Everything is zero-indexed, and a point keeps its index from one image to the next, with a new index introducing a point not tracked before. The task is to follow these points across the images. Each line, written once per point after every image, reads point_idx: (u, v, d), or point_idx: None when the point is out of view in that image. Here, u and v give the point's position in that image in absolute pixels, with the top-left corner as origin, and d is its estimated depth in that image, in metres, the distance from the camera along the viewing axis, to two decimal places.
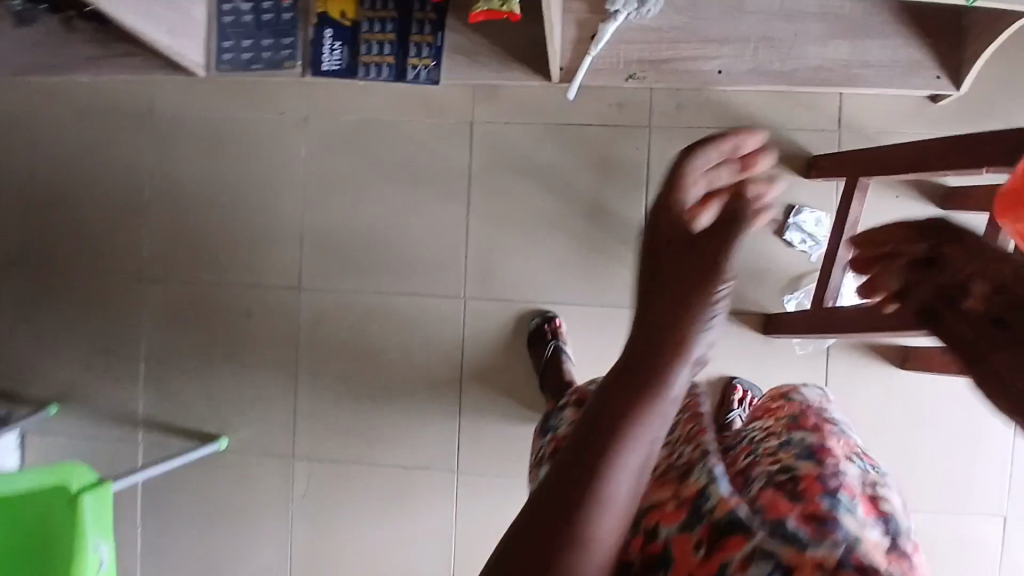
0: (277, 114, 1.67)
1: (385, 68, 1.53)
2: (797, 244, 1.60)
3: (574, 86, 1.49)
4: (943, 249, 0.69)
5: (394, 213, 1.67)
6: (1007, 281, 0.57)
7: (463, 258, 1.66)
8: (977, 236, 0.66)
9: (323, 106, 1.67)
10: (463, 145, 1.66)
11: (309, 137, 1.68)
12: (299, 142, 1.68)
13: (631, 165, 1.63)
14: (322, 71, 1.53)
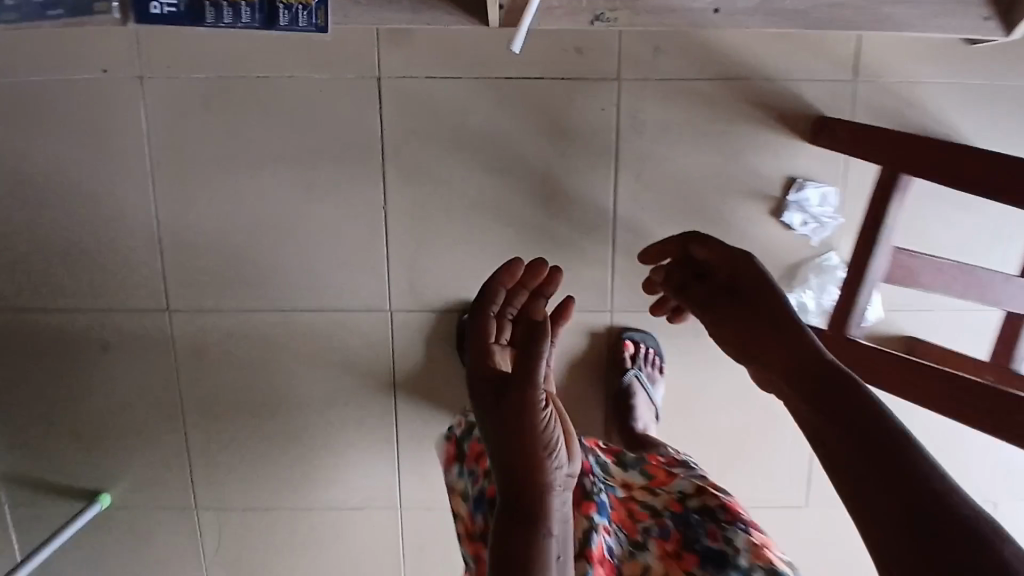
0: (108, 77, 1.23)
1: (245, 9, 1.08)
2: (799, 228, 1.31)
3: (519, 35, 1.07)
4: (691, 246, 1.03)
5: (290, 205, 1.28)
6: (736, 277, 0.95)
7: (384, 259, 1.31)
8: (704, 239, 1.01)
9: (177, 60, 1.23)
10: (373, 109, 1.25)
11: (162, 104, 1.24)
12: (147, 115, 1.24)
13: (594, 131, 1.27)
14: (151, 17, 1.07)
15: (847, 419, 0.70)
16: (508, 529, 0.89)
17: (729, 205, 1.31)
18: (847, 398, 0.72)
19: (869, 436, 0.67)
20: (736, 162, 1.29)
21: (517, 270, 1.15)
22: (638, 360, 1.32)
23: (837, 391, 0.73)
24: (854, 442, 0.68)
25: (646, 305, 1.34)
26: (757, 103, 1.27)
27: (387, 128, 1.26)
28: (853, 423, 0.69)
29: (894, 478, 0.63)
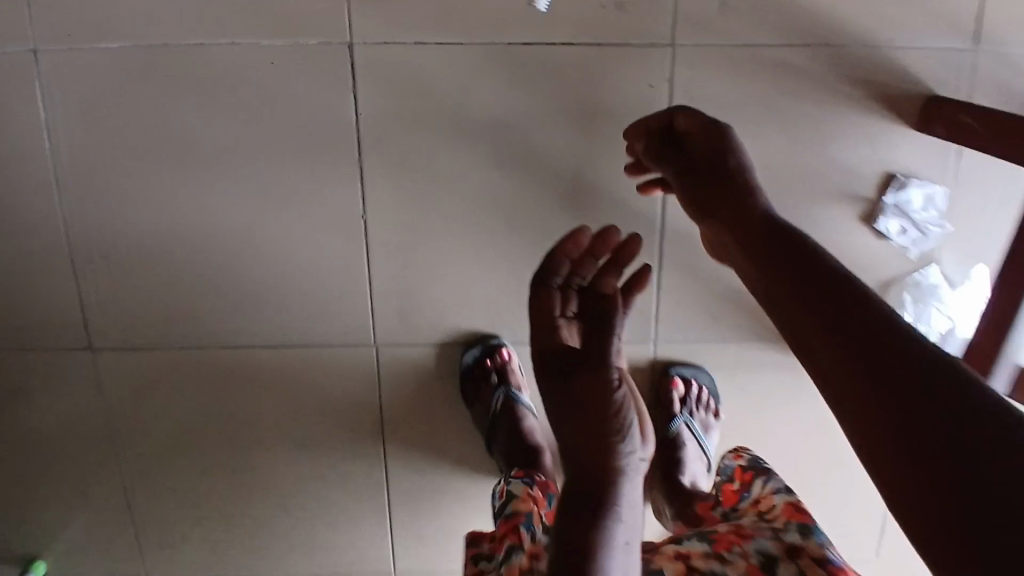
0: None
1: None
2: (894, 238, 1.04)
3: None
4: (680, 124, 0.81)
5: (243, 214, 0.99)
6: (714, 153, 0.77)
7: (366, 282, 1.02)
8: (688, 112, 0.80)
9: (82, 23, 0.92)
10: (346, 86, 0.94)
11: (68, 83, 0.94)
12: (49, 96, 0.94)
13: (637, 114, 0.96)
14: None
15: (846, 335, 0.54)
16: (568, 521, 0.69)
17: (808, 209, 1.02)
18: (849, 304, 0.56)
19: (875, 348, 0.52)
20: (821, 155, 1.00)
21: (585, 238, 0.82)
22: (690, 401, 1.06)
23: (833, 300, 0.58)
24: (854, 354, 0.53)
25: (699, 333, 1.07)
26: (850, 75, 0.97)
27: (366, 112, 0.95)
28: (857, 333, 0.54)
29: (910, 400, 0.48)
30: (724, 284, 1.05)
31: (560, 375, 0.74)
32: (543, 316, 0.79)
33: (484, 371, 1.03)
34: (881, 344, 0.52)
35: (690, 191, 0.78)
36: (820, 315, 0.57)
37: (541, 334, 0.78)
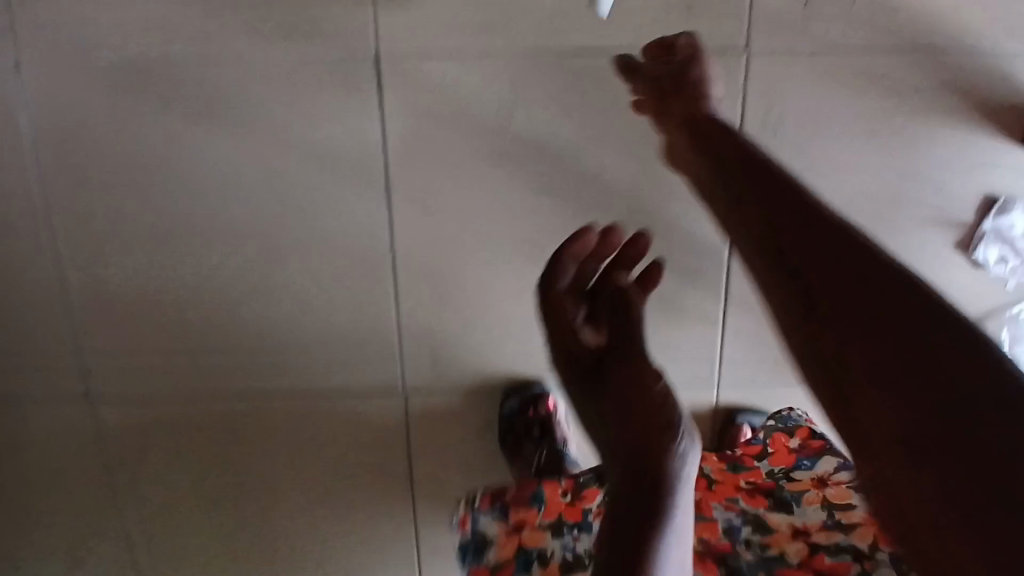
0: None
1: None
2: (994, 268, 0.91)
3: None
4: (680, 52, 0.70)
5: (256, 248, 0.87)
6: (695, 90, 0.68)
7: (394, 322, 0.90)
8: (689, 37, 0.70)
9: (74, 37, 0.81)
10: (373, 104, 0.83)
11: (58, 106, 0.82)
12: (35, 119, 0.83)
13: None
14: None
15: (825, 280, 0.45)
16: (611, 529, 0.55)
17: (895, 237, 0.90)
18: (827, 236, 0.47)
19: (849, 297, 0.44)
20: (912, 175, 0.88)
21: (594, 235, 0.73)
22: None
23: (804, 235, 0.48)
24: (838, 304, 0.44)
25: (769, 375, 0.95)
26: (948, 83, 0.85)
27: (395, 133, 0.83)
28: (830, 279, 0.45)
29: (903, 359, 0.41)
30: None
31: (588, 379, 0.61)
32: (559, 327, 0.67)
33: (527, 423, 0.91)
34: (863, 289, 0.44)
35: (676, 113, 0.68)
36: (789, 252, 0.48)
37: (559, 344, 0.66)
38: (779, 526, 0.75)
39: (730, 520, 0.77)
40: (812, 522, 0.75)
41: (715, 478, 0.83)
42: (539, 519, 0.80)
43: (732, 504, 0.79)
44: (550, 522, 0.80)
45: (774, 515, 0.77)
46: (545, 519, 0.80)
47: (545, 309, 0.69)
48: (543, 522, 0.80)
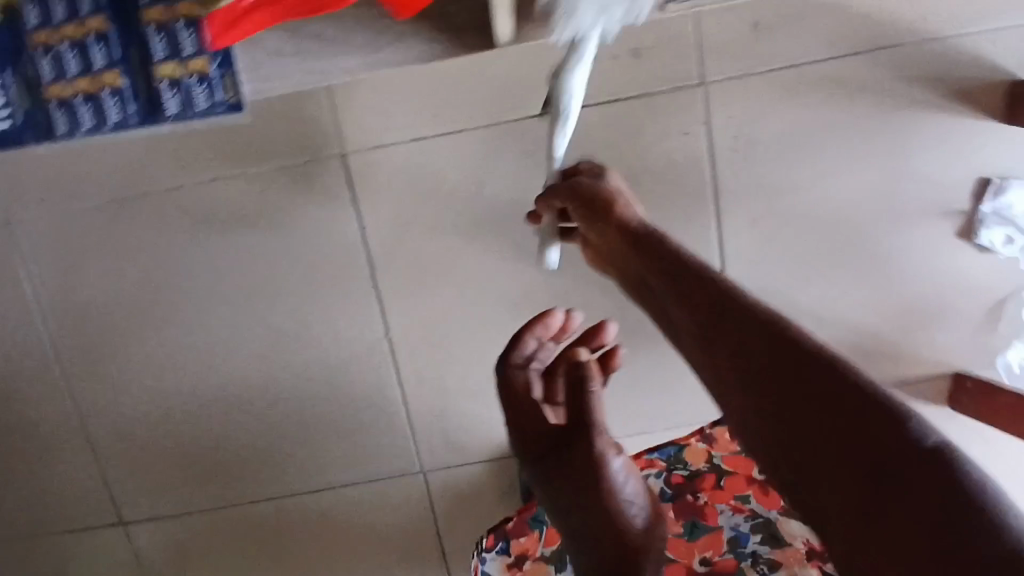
0: None
1: (122, 100, 0.74)
2: (1003, 250, 0.86)
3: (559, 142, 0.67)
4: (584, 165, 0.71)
5: (259, 354, 0.89)
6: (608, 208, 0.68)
7: (400, 404, 0.90)
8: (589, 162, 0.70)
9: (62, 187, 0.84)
10: (347, 198, 0.84)
11: (56, 253, 0.86)
12: (33, 271, 0.87)
13: (677, 168, 0.84)
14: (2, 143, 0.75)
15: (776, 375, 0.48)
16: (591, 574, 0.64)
17: (892, 235, 0.87)
18: (777, 332, 0.49)
19: (789, 387, 0.47)
20: (895, 171, 0.85)
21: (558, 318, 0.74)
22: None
23: (753, 334, 0.50)
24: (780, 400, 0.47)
25: None
26: (914, 76, 0.82)
27: (369, 223, 0.85)
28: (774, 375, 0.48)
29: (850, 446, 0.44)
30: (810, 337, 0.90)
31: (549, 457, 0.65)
32: (520, 404, 0.70)
33: None
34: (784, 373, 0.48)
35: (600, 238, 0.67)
36: (732, 352, 0.50)
37: (521, 416, 0.70)
38: (793, 542, 0.79)
39: (738, 527, 0.80)
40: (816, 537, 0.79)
41: (726, 468, 0.81)
42: (541, 548, 0.80)
43: (744, 504, 0.80)
44: (552, 552, 0.80)
45: (784, 522, 0.79)
46: (547, 550, 0.80)
47: (506, 382, 0.71)
48: (545, 553, 0.80)
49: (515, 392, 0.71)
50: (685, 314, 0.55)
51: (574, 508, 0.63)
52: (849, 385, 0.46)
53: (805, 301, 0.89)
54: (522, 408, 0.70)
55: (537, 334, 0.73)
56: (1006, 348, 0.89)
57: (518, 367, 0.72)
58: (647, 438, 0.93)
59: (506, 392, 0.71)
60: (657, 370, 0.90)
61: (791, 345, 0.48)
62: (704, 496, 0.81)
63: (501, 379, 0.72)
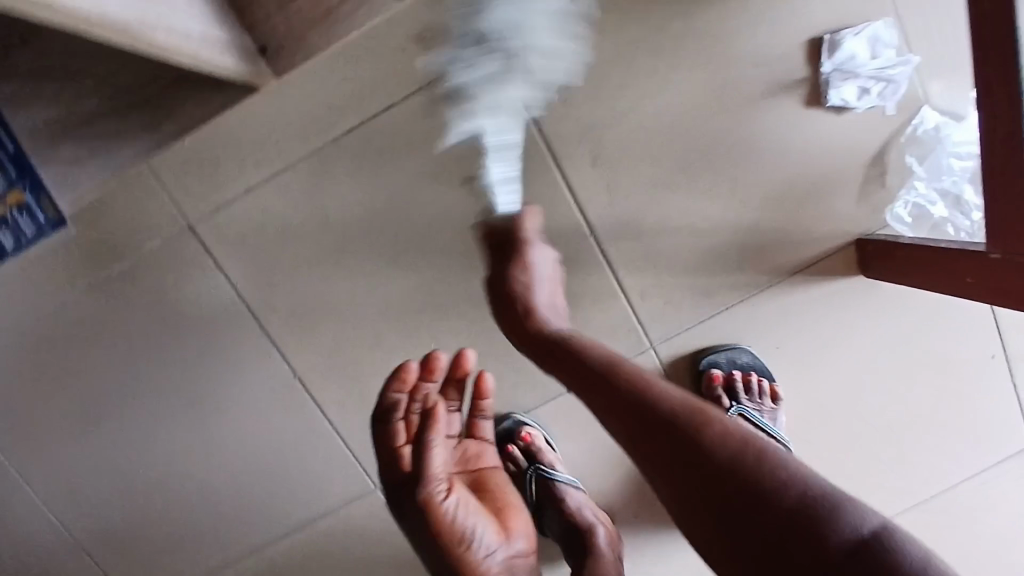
0: None
1: None
2: (860, 103, 0.82)
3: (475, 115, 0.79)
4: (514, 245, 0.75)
5: (191, 425, 0.94)
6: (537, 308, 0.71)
7: (333, 434, 0.95)
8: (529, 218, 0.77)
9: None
10: (210, 266, 0.87)
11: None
12: None
13: (500, 137, 0.83)
14: None
15: (708, 495, 0.50)
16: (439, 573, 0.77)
17: (740, 124, 0.83)
18: (701, 446, 0.52)
19: (726, 489, 0.50)
20: (720, 62, 0.81)
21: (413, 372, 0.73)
22: (738, 391, 0.92)
23: (682, 442, 0.53)
24: (717, 513, 0.50)
25: (694, 315, 0.91)
26: None
27: (240, 282, 0.88)
28: (713, 483, 0.50)
29: (792, 546, 0.45)
30: (693, 252, 0.88)
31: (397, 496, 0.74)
32: (385, 453, 0.74)
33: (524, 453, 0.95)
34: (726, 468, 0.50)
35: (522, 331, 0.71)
36: (673, 455, 0.53)
37: (383, 460, 0.74)
38: None
39: None
40: None
41: None
42: None
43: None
44: None
45: None
46: None
47: (377, 432, 0.74)
48: None
49: (381, 441, 0.74)
50: (629, 434, 0.57)
51: (417, 531, 0.74)
52: (779, 488, 0.48)
53: (676, 219, 0.86)
54: (385, 458, 0.74)
55: (404, 389, 0.74)
56: (893, 201, 0.86)
57: (388, 417, 0.73)
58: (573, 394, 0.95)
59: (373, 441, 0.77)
60: None
61: (728, 462, 0.51)
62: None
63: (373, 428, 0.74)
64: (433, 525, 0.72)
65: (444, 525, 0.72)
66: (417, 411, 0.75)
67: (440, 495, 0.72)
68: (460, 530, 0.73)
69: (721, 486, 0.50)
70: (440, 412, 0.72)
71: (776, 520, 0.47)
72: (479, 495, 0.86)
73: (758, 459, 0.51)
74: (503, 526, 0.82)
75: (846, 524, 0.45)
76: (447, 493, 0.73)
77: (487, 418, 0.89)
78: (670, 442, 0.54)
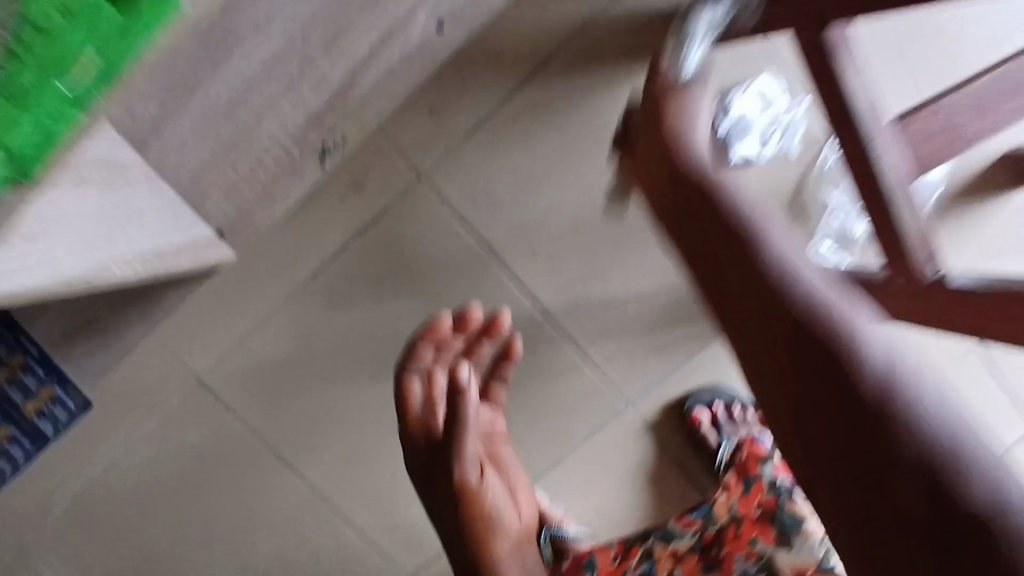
0: None
1: (13, 446, 0.93)
2: (761, 154, 0.87)
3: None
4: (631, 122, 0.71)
5: (230, 547, 1.05)
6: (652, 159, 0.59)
7: (357, 532, 1.05)
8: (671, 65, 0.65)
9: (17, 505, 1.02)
10: (220, 410, 0.98)
11: (38, 554, 1.03)
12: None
13: (445, 250, 0.92)
14: None
15: (804, 397, 0.36)
16: (446, 539, 0.79)
17: None
18: (809, 330, 0.37)
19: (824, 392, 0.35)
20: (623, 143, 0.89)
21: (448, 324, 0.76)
22: (721, 423, 0.99)
23: (773, 324, 0.39)
24: (803, 413, 0.36)
25: (659, 366, 0.98)
26: (595, 62, 0.86)
27: (249, 418, 0.99)
28: (802, 374, 0.36)
29: (881, 501, 0.32)
30: (641, 313, 0.95)
31: (427, 454, 0.77)
32: (408, 406, 0.76)
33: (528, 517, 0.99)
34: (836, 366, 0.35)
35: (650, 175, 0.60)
36: (760, 326, 0.40)
37: (408, 414, 0.77)
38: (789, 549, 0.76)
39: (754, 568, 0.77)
40: (808, 563, 0.74)
41: (740, 513, 0.81)
42: None
43: (754, 549, 0.78)
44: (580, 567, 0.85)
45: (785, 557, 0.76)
46: None
47: (399, 386, 0.77)
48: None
49: (403, 398, 0.77)
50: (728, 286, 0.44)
51: (434, 491, 0.77)
52: (898, 399, 0.33)
53: (619, 285, 0.94)
54: (414, 412, 0.77)
55: (434, 336, 0.77)
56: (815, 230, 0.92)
57: (414, 361, 0.77)
58: (565, 461, 1.01)
59: (405, 400, 0.77)
60: (535, 404, 0.99)
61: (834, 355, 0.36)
62: (723, 547, 0.80)
63: (397, 375, 0.77)
64: (451, 490, 0.75)
65: (473, 499, 0.76)
66: (443, 371, 0.79)
67: (472, 474, 0.76)
68: (484, 494, 0.78)
69: (821, 396, 0.35)
70: (466, 387, 0.71)
71: (853, 417, 0.34)
72: (498, 462, 0.87)
73: (886, 356, 0.35)
74: (515, 497, 0.87)
75: (927, 443, 0.32)
76: (479, 474, 0.77)
77: (503, 379, 0.88)
78: (750, 290, 0.42)
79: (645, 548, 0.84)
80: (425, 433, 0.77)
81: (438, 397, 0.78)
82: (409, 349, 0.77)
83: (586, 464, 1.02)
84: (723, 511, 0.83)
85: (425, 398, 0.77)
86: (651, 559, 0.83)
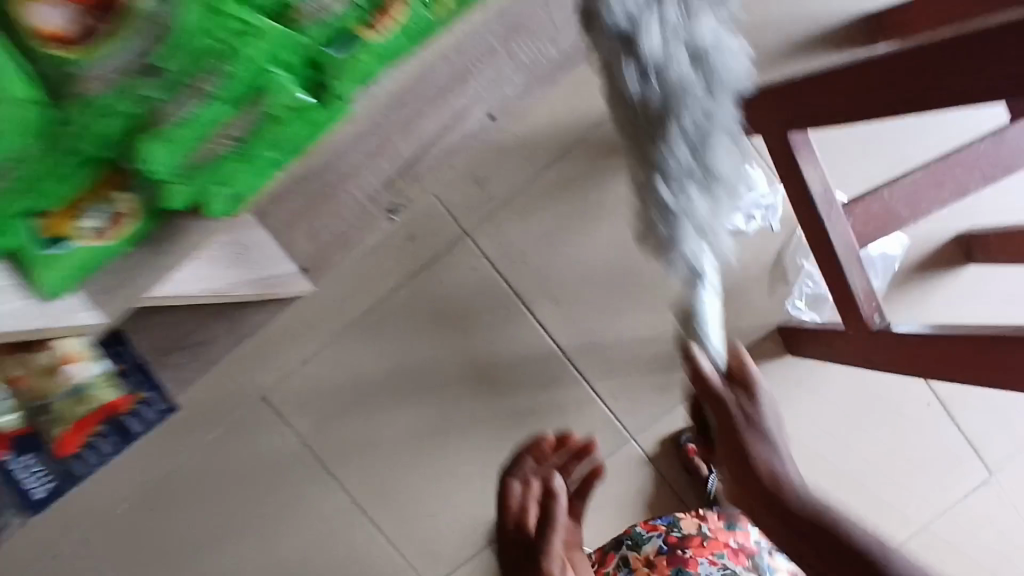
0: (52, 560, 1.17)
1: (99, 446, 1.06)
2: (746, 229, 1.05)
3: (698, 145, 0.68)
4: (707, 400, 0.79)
5: (273, 549, 1.18)
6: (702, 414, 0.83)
7: (386, 542, 1.18)
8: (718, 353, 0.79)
9: (92, 502, 1.16)
10: (278, 424, 1.14)
11: (105, 546, 1.18)
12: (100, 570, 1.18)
13: (480, 296, 1.10)
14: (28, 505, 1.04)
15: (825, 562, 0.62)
16: None
17: None
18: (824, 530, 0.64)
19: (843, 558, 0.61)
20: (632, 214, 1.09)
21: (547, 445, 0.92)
22: None
23: (803, 533, 0.65)
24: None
25: (657, 405, 1.14)
26: (611, 149, 1.07)
27: (302, 433, 1.15)
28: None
29: None
30: (644, 358, 1.13)
31: (517, 551, 0.85)
32: (505, 508, 0.88)
33: None
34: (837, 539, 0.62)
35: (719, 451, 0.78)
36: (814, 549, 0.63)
37: (506, 519, 0.88)
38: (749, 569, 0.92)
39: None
40: None
41: (711, 533, 0.96)
42: None
43: (718, 560, 0.93)
44: None
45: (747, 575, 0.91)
46: None
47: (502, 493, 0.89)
48: None
49: (504, 503, 0.88)
50: (789, 544, 0.66)
51: None
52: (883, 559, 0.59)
53: (625, 332, 1.12)
54: (511, 519, 0.87)
55: (535, 452, 0.92)
56: (791, 293, 1.08)
57: (514, 474, 0.90)
58: None
59: (505, 499, 0.88)
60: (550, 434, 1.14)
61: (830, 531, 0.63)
62: (689, 551, 0.94)
63: (501, 487, 0.91)
64: None
65: None
66: (537, 486, 0.90)
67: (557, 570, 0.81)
68: None
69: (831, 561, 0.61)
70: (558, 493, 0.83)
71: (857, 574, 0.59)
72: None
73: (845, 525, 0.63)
74: None
75: None
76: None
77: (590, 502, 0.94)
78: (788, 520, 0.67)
79: (623, 555, 0.97)
80: (513, 530, 0.87)
81: (531, 505, 0.88)
82: (512, 465, 0.92)
83: (592, 492, 1.15)
84: (693, 523, 0.97)
85: (522, 503, 0.88)
86: (627, 563, 0.96)
